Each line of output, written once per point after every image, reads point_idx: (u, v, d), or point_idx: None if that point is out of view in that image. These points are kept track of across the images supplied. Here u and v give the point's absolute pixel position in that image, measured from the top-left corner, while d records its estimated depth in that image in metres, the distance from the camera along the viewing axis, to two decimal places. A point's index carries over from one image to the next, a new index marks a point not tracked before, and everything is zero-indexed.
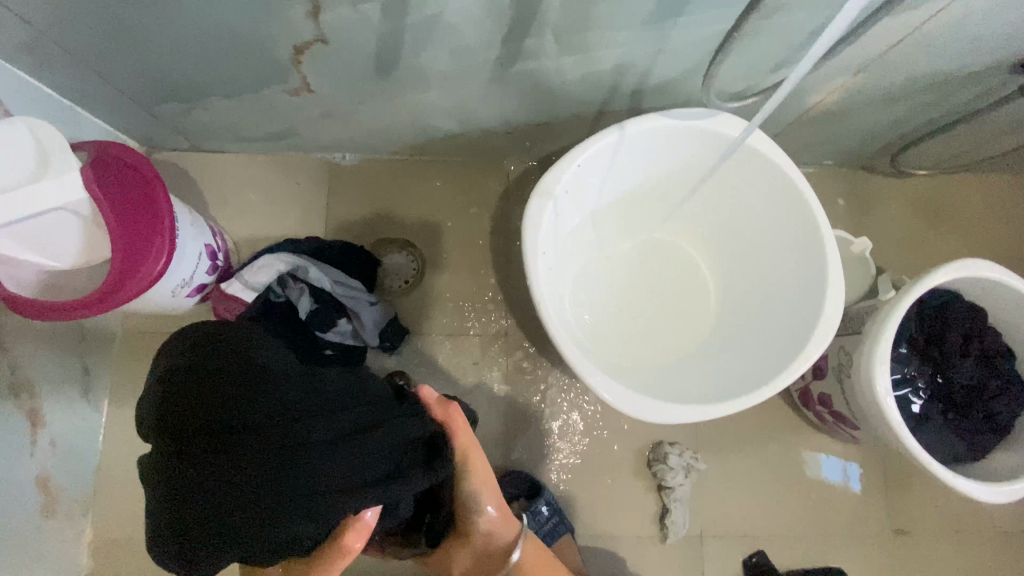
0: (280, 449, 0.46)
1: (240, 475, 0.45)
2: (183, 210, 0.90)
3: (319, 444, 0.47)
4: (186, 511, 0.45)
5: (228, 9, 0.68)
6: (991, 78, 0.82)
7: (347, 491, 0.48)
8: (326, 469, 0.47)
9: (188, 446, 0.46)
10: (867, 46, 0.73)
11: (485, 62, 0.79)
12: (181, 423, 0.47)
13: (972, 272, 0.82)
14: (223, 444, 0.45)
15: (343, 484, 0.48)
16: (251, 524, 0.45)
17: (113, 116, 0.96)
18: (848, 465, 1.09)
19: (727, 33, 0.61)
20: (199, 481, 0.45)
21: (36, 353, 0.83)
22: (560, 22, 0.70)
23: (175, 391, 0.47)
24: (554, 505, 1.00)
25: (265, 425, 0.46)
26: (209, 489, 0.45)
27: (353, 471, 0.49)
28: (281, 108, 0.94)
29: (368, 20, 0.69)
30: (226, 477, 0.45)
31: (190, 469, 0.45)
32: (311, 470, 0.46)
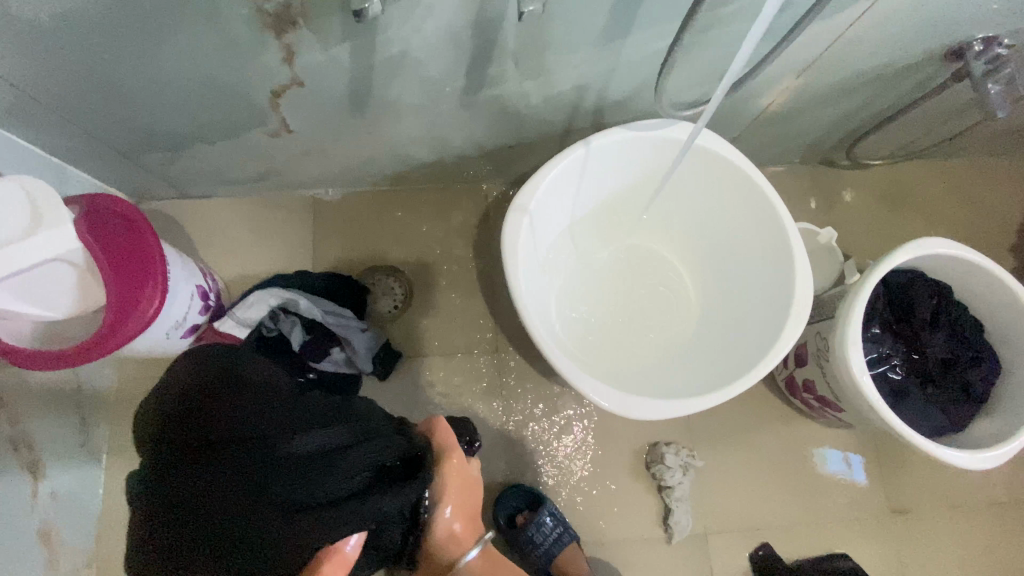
0: (252, 460, 0.53)
1: (217, 483, 0.52)
2: (173, 254, 0.93)
3: (288, 461, 0.53)
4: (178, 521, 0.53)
5: (206, 61, 0.72)
6: (925, 71, 0.88)
7: (315, 507, 0.53)
8: (294, 484, 0.53)
9: (181, 462, 0.55)
10: (803, 49, 0.79)
11: (453, 92, 0.84)
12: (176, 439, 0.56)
13: (934, 250, 0.86)
14: (208, 460, 0.54)
15: (311, 500, 0.53)
16: (230, 534, 0.52)
17: (100, 170, 0.99)
18: (848, 456, 1.11)
19: (669, 48, 0.66)
20: (188, 491, 0.53)
21: (34, 406, 0.84)
22: (518, 48, 0.74)
23: (182, 411, 0.58)
24: (557, 514, 0.99)
25: (242, 442, 0.54)
26: (192, 495, 0.53)
27: (319, 487, 0.53)
28: (262, 150, 0.98)
29: (339, 61, 0.74)
30: (206, 485, 0.53)
31: (180, 483, 0.53)
32: (279, 485, 0.52)
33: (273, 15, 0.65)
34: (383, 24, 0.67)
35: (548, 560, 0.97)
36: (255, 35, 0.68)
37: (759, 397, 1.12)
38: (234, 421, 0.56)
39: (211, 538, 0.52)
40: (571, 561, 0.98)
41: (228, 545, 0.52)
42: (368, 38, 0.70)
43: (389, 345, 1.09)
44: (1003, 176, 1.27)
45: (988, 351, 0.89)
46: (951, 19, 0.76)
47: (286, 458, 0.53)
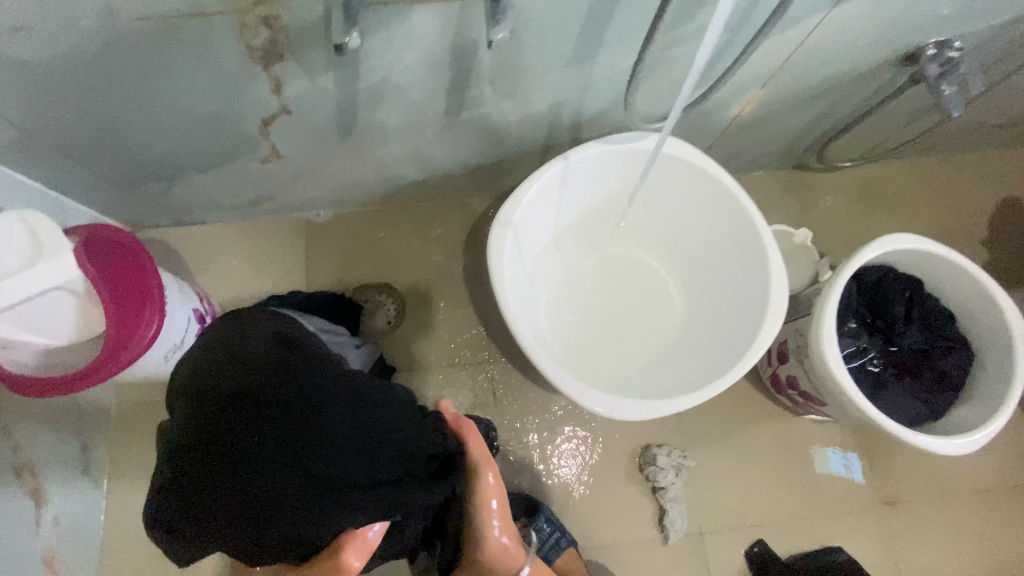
0: (292, 440, 0.55)
1: (256, 458, 0.55)
2: (170, 279, 0.96)
3: (326, 445, 0.56)
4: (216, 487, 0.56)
5: (199, 94, 0.76)
6: (882, 77, 0.93)
7: (344, 492, 0.56)
8: (328, 467, 0.55)
9: (223, 431, 0.57)
10: (763, 62, 0.83)
11: (435, 115, 0.88)
12: (220, 406, 0.58)
13: (902, 245, 0.90)
14: (250, 434, 0.56)
15: (342, 485, 0.56)
16: (264, 506, 0.55)
17: (97, 202, 1.03)
18: (847, 456, 1.13)
19: (634, 68, 0.71)
20: (221, 457, 0.56)
21: (37, 433, 0.86)
22: (494, 71, 0.79)
23: (216, 379, 0.60)
24: (554, 520, 1.02)
25: (284, 420, 0.56)
26: (232, 464, 0.55)
27: (352, 473, 0.56)
28: (254, 176, 1.02)
29: (324, 90, 0.78)
30: (246, 456, 0.55)
31: (223, 451, 0.56)
32: (315, 466, 0.55)
33: (261, 50, 0.69)
34: (365, 55, 0.71)
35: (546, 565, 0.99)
36: (245, 69, 0.72)
37: (747, 396, 1.14)
38: (276, 400, 0.57)
39: (238, 509, 0.55)
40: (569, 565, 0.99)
41: (259, 518, 0.55)
42: (351, 67, 0.74)
43: (384, 360, 1.11)
44: (970, 173, 1.33)
45: (960, 340, 0.93)
46: (900, 28, 0.81)
47: (320, 445, 0.56)
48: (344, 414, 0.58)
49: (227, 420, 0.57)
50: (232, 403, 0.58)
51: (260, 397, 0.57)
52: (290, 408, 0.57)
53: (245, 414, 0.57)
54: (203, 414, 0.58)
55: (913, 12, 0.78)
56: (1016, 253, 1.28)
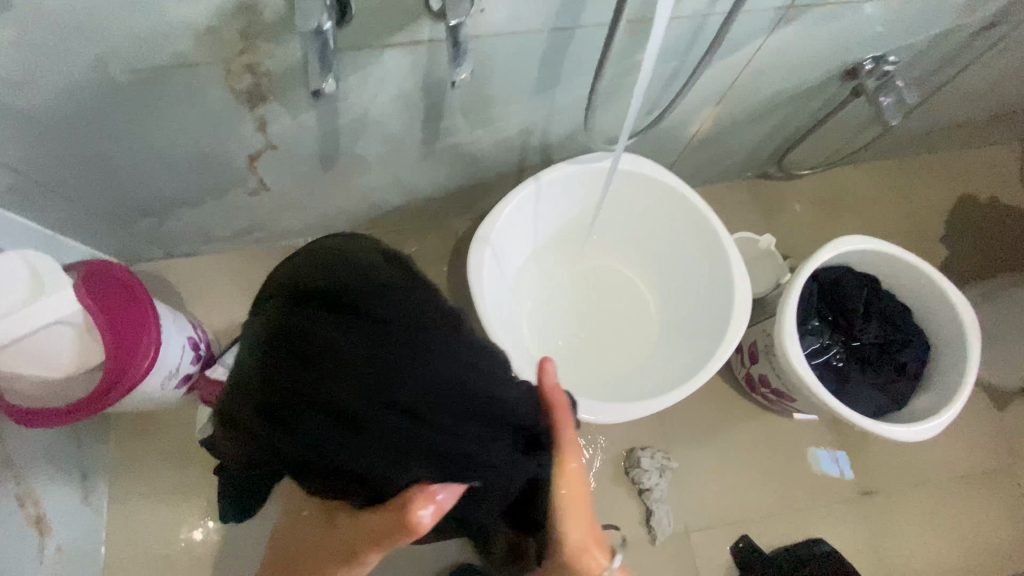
0: (358, 370, 0.44)
1: (313, 386, 0.44)
2: (165, 311, 1.00)
3: (400, 385, 0.44)
4: (268, 412, 0.46)
5: (189, 135, 0.82)
6: (827, 91, 1.00)
7: (416, 441, 0.44)
8: (399, 411, 0.44)
9: (279, 352, 0.46)
10: (713, 83, 0.90)
11: (412, 144, 0.94)
12: (283, 322, 0.48)
13: (854, 247, 0.96)
14: (306, 357, 0.45)
15: (413, 435, 0.44)
16: (320, 439, 0.45)
17: (93, 239, 1.07)
18: (837, 454, 1.17)
19: (590, 96, 0.77)
20: (276, 378, 0.46)
21: (38, 463, 0.90)
22: (463, 103, 0.85)
23: (307, 285, 0.51)
24: None
25: (352, 346, 0.45)
26: (286, 389, 0.45)
27: (428, 423, 0.44)
28: (243, 208, 1.07)
29: (306, 126, 0.84)
30: (301, 383, 0.45)
31: (275, 373, 0.46)
32: (383, 407, 0.43)
33: (246, 93, 0.75)
34: (343, 93, 0.77)
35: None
36: (231, 111, 0.78)
37: (725, 396, 1.19)
38: (346, 324, 0.46)
39: (307, 416, 0.45)
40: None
41: (314, 451, 0.46)
42: (330, 105, 0.80)
43: None
44: (926, 174, 1.40)
45: (917, 333, 0.98)
46: (836, 48, 0.89)
47: (390, 382, 0.44)
48: (456, 341, 0.47)
49: (285, 338, 0.47)
50: (296, 321, 0.47)
51: (330, 317, 0.47)
52: (361, 332, 0.45)
53: (304, 335, 0.46)
54: (289, 303, 0.49)
55: (845, 32, 0.85)
56: (973, 248, 1.35)
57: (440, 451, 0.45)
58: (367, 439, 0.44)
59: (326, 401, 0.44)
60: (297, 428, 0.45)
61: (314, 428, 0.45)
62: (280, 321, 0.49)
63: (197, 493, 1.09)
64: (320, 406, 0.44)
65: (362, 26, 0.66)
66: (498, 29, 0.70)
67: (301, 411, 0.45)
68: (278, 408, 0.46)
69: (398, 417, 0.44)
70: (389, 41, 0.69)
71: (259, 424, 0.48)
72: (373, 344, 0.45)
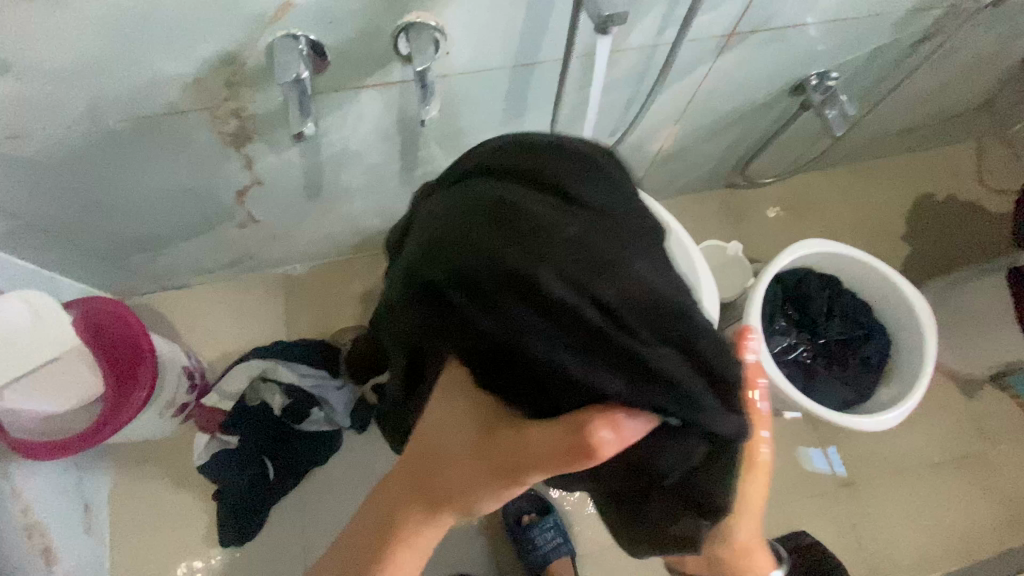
0: (556, 283, 0.43)
1: (502, 293, 0.45)
2: (160, 342, 1.05)
3: (601, 304, 0.43)
4: (452, 315, 0.48)
5: (180, 175, 0.87)
6: (779, 106, 1.07)
7: (606, 364, 0.43)
8: (595, 329, 0.43)
9: (467, 259, 0.47)
10: (669, 103, 0.97)
11: (393, 173, 1.00)
12: (473, 231, 0.48)
13: (813, 249, 1.03)
14: (500, 266, 0.45)
15: (604, 358, 0.43)
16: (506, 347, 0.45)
17: (88, 277, 1.11)
18: (830, 452, 1.22)
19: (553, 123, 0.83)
20: (465, 283, 0.46)
21: (42, 496, 0.93)
22: (438, 133, 0.91)
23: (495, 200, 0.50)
24: (558, 527, 1.14)
25: (550, 259, 0.44)
26: (475, 295, 0.46)
27: (619, 349, 0.43)
28: (233, 240, 1.11)
29: (290, 161, 0.89)
30: (489, 289, 0.45)
31: (461, 278, 0.46)
32: (577, 323, 0.43)
33: (232, 135, 0.80)
34: (324, 130, 0.83)
35: (543, 565, 1.11)
36: (220, 151, 0.83)
37: None
38: (544, 239, 0.45)
39: (493, 306, 0.45)
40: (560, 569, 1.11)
41: (498, 356, 0.46)
42: (312, 141, 0.85)
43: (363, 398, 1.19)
44: (885, 175, 1.47)
45: (877, 327, 1.04)
46: (781, 68, 0.96)
47: (593, 299, 0.43)
48: (659, 266, 0.48)
49: (474, 246, 0.47)
50: (487, 231, 0.47)
51: (528, 230, 0.46)
52: (556, 249, 0.45)
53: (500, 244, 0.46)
54: (509, 188, 0.51)
55: (787, 53, 0.92)
56: (934, 243, 1.42)
57: (632, 366, 0.43)
58: (558, 336, 0.43)
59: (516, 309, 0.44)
60: (483, 313, 0.45)
61: (503, 316, 0.45)
62: (466, 229, 0.49)
63: (198, 519, 1.12)
64: (509, 313, 0.44)
65: (338, 71, 0.72)
66: (464, 66, 0.76)
67: (487, 317, 0.45)
68: (461, 294, 0.46)
69: (598, 318, 0.43)
70: (363, 82, 0.75)
71: (438, 311, 0.49)
72: (575, 260, 0.44)
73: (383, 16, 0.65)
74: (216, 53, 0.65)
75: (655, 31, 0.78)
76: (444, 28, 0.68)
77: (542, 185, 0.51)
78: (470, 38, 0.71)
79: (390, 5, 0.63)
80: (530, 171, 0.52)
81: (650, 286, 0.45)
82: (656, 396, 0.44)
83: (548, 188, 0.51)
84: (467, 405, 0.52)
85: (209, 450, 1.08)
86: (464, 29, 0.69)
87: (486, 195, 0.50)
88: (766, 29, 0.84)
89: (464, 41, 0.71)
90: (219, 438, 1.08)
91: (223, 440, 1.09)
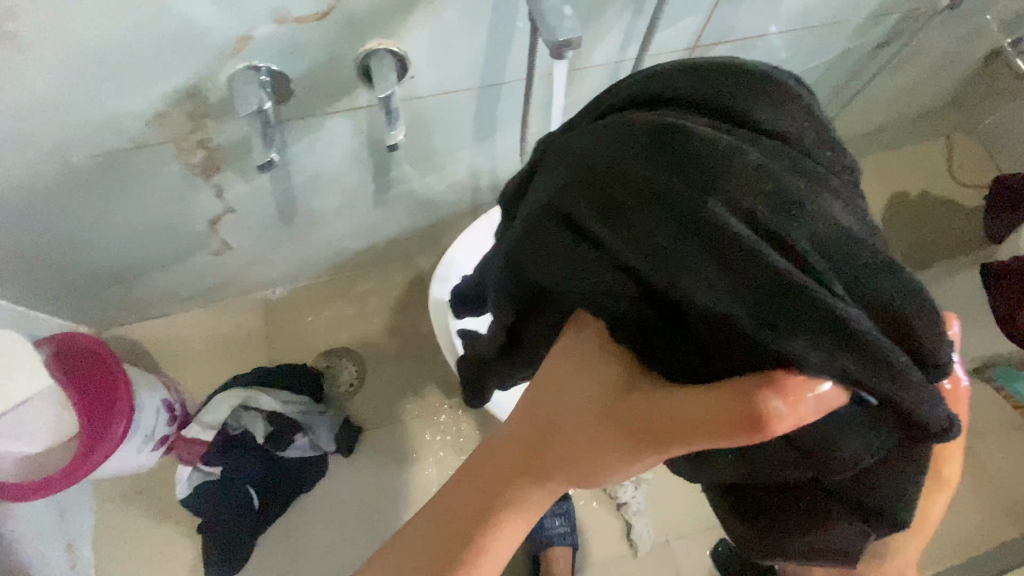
0: (726, 215, 0.39)
1: (659, 220, 0.40)
2: (138, 374, 1.03)
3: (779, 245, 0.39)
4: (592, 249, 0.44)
5: (151, 208, 0.86)
6: None
7: (778, 315, 0.38)
8: (772, 272, 0.38)
9: (619, 188, 0.42)
10: None
11: (367, 195, 1.00)
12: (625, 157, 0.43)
13: None
14: (658, 194, 0.41)
15: (777, 307, 0.38)
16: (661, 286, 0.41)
17: (63, 312, 1.10)
18: None
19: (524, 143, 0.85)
20: (613, 211, 0.42)
21: (19, 540, 0.91)
22: (410, 154, 0.91)
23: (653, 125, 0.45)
24: (568, 518, 1.12)
25: (720, 188, 0.40)
26: (625, 223, 0.42)
27: (800, 298, 0.37)
28: (210, 268, 1.10)
29: (263, 188, 0.89)
30: (644, 219, 0.41)
31: (607, 206, 0.43)
32: (751, 265, 0.38)
33: (201, 166, 0.79)
34: (294, 156, 0.83)
35: (545, 548, 1.09)
36: (189, 183, 0.83)
37: None
38: (716, 165, 0.40)
39: (648, 237, 0.41)
40: (555, 558, 1.08)
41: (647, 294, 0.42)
42: (284, 168, 0.85)
43: (349, 422, 1.19)
44: (859, 174, 1.49)
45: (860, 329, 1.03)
46: None
47: (769, 236, 0.39)
48: (852, 214, 0.42)
49: (626, 174, 0.42)
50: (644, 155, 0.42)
51: (698, 154, 0.41)
52: (729, 179, 0.40)
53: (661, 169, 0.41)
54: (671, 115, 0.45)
55: (753, 62, 0.93)
56: (909, 240, 1.44)
57: (819, 320, 0.37)
58: (728, 283, 0.39)
59: (675, 243, 0.40)
60: (641, 254, 0.41)
61: (665, 256, 0.40)
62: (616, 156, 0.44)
63: (183, 554, 1.10)
64: (667, 245, 0.40)
65: (303, 99, 0.71)
66: (431, 89, 0.76)
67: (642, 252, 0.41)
68: (617, 232, 0.42)
69: (781, 261, 0.38)
70: (330, 109, 0.75)
71: (574, 254, 0.45)
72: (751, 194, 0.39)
73: (344, 46, 0.65)
74: (177, 87, 0.65)
75: (619, 47, 0.79)
76: (407, 53, 0.68)
77: (712, 112, 0.45)
78: (433, 62, 0.71)
79: (350, 34, 0.64)
80: (703, 94, 0.45)
81: (839, 232, 0.40)
82: (845, 361, 0.37)
83: (719, 115, 0.45)
84: (606, 362, 0.47)
85: (192, 482, 1.06)
86: (426, 54, 0.70)
87: (645, 116, 0.44)
88: (729, 41, 0.85)
89: (428, 65, 0.72)
90: (202, 470, 1.06)
91: (206, 471, 1.06)
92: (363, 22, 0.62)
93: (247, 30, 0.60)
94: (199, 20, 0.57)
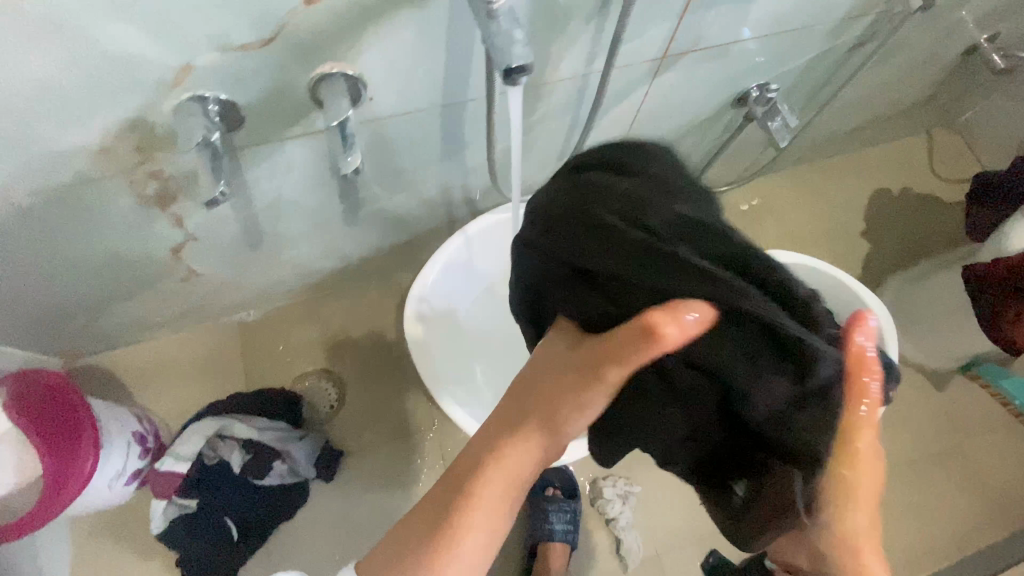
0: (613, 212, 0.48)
1: (574, 228, 0.50)
2: (107, 409, 1.01)
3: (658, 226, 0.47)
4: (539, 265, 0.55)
5: (107, 240, 0.83)
6: (724, 119, 1.07)
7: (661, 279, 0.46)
8: (656, 248, 0.46)
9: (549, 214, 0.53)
10: (613, 125, 0.96)
11: (336, 217, 0.97)
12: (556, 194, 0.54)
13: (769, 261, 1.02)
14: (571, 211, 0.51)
15: (661, 275, 0.45)
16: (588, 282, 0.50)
17: (26, 346, 1.06)
18: None
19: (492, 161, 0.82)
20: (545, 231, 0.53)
21: None
22: (376, 174, 0.88)
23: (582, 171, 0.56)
24: (574, 517, 1.11)
25: (610, 196, 0.50)
26: (553, 237, 0.52)
27: (675, 262, 0.45)
28: (178, 295, 1.07)
29: (224, 215, 0.86)
30: (560, 229, 0.52)
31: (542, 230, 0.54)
32: (635, 243, 0.46)
33: (155, 197, 0.76)
34: (252, 181, 0.80)
35: (542, 537, 1.08)
36: (145, 214, 0.79)
37: None
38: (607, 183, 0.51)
39: (566, 243, 0.51)
40: (552, 549, 1.07)
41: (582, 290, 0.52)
42: (244, 193, 0.82)
43: (329, 446, 1.16)
44: (841, 173, 1.48)
45: None
46: (721, 83, 0.95)
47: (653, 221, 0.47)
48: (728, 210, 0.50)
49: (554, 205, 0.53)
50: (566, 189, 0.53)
51: (597, 181, 0.51)
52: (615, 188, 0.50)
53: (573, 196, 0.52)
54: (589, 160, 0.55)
55: (725, 69, 0.91)
56: (892, 238, 1.43)
57: (690, 271, 0.45)
58: (622, 252, 0.47)
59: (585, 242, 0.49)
60: (565, 255, 0.51)
61: (582, 250, 0.50)
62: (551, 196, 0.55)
63: None
64: (579, 246, 0.50)
65: (256, 126, 0.69)
66: (390, 110, 0.73)
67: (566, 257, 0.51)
68: (546, 239, 0.53)
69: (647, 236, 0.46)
70: (286, 133, 0.72)
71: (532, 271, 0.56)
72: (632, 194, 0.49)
73: (294, 71, 0.62)
74: (119, 121, 0.62)
75: (585, 60, 0.77)
76: (362, 76, 0.66)
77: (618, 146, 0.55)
78: (391, 83, 0.69)
79: (299, 59, 0.61)
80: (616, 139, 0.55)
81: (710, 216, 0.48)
82: (714, 301, 0.44)
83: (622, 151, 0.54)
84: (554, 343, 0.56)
85: (167, 516, 1.02)
86: (382, 75, 0.67)
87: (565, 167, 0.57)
88: (699, 49, 0.83)
89: (385, 86, 0.69)
90: (176, 503, 1.03)
91: (181, 504, 1.03)
92: (311, 46, 0.60)
93: (187, 61, 0.57)
94: (134, 53, 0.54)
